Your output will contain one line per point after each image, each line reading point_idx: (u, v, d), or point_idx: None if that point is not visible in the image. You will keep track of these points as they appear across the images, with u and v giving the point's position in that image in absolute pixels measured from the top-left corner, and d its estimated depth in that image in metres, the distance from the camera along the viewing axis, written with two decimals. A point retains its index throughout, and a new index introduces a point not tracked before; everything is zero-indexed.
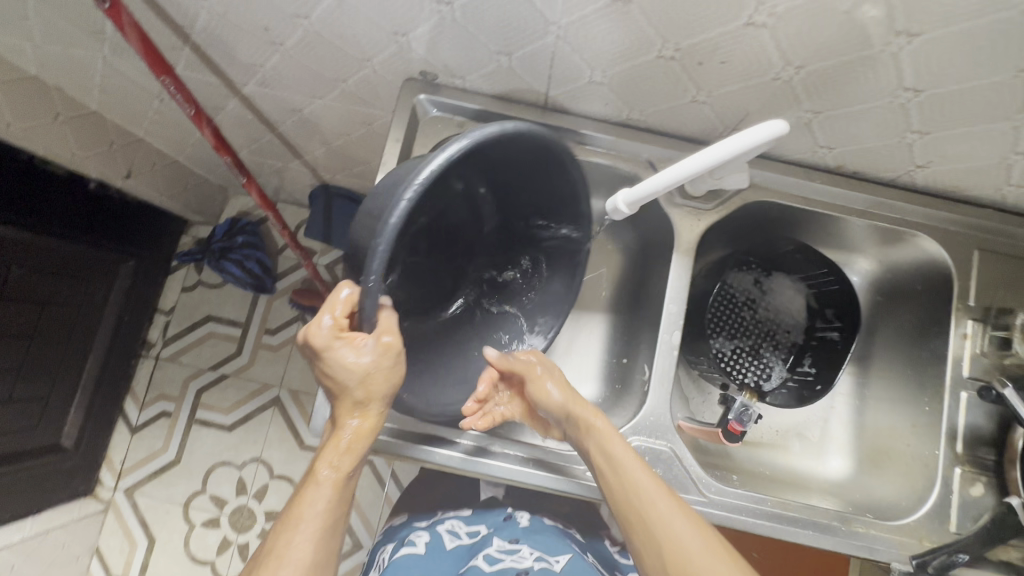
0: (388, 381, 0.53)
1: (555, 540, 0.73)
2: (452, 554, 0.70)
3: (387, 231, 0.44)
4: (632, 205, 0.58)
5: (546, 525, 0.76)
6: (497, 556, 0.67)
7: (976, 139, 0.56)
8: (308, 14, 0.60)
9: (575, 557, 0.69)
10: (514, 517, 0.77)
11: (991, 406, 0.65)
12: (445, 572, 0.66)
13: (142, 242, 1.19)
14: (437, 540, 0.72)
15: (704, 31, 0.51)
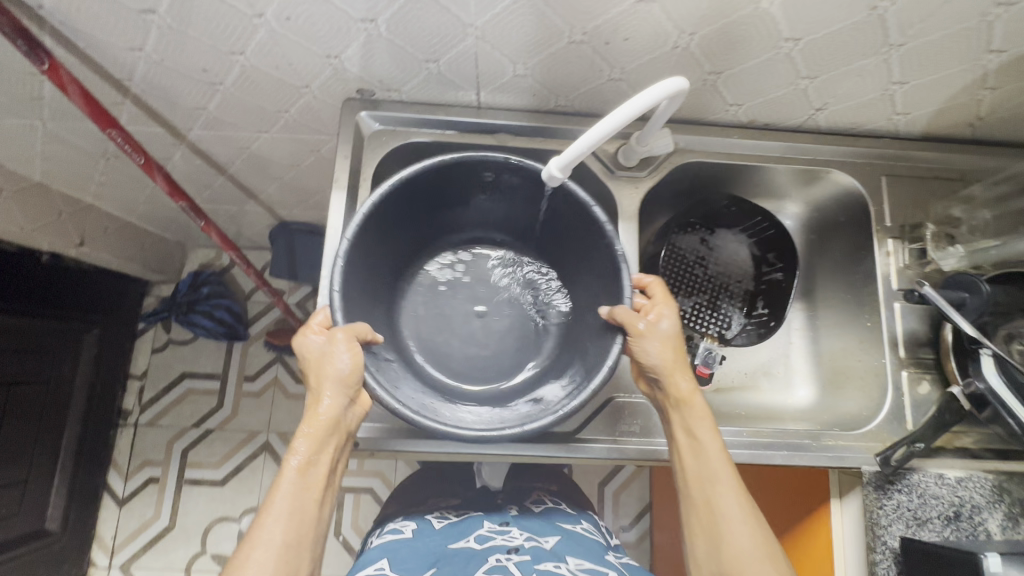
0: (341, 365, 0.57)
1: (544, 525, 0.79)
2: (439, 531, 0.76)
3: (339, 260, 0.59)
4: (564, 169, 0.59)
5: (535, 513, 0.83)
6: (487, 535, 0.74)
7: (858, 74, 0.64)
8: (241, 50, 0.63)
9: (565, 538, 0.75)
10: (503, 508, 0.84)
11: (923, 311, 0.72)
12: (434, 544, 0.72)
13: (98, 311, 1.32)
14: (424, 525, 0.78)
15: (605, 13, 0.55)
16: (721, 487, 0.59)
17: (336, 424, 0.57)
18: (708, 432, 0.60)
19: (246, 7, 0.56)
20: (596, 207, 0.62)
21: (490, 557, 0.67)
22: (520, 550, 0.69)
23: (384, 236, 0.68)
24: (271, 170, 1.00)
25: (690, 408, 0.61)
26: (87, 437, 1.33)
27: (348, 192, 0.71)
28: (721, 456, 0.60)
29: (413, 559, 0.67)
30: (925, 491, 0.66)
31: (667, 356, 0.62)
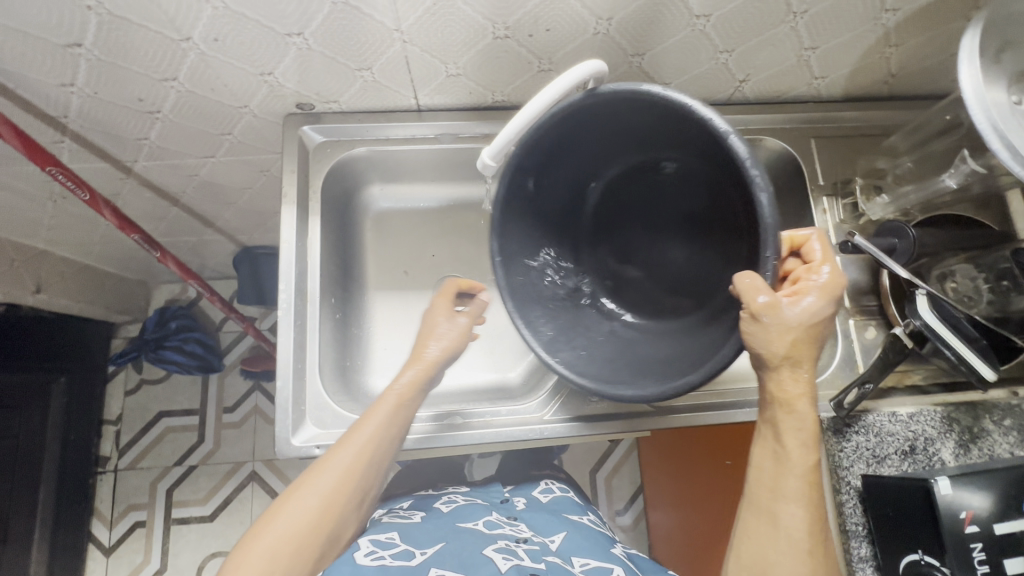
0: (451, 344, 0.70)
1: (550, 520, 0.79)
2: (448, 514, 0.76)
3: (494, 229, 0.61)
4: (496, 156, 0.60)
5: (539, 509, 0.82)
6: (497, 523, 0.74)
7: (771, 43, 0.67)
8: (174, 76, 0.64)
9: (572, 533, 0.75)
10: (510, 500, 0.85)
11: (861, 261, 0.76)
12: (443, 522, 0.73)
13: (63, 359, 1.29)
14: (433, 510, 0.78)
15: (524, 6, 0.57)
16: (788, 499, 0.54)
17: (429, 383, 0.68)
18: (799, 447, 0.54)
19: (173, 32, 0.57)
20: (735, 139, 0.49)
21: (498, 539, 0.68)
22: (529, 540, 0.70)
23: (539, 195, 0.64)
24: (224, 195, 1.00)
25: (790, 416, 0.54)
26: (65, 489, 1.30)
27: (298, 206, 0.72)
28: (806, 475, 0.54)
29: (424, 536, 0.68)
30: (881, 429, 0.69)
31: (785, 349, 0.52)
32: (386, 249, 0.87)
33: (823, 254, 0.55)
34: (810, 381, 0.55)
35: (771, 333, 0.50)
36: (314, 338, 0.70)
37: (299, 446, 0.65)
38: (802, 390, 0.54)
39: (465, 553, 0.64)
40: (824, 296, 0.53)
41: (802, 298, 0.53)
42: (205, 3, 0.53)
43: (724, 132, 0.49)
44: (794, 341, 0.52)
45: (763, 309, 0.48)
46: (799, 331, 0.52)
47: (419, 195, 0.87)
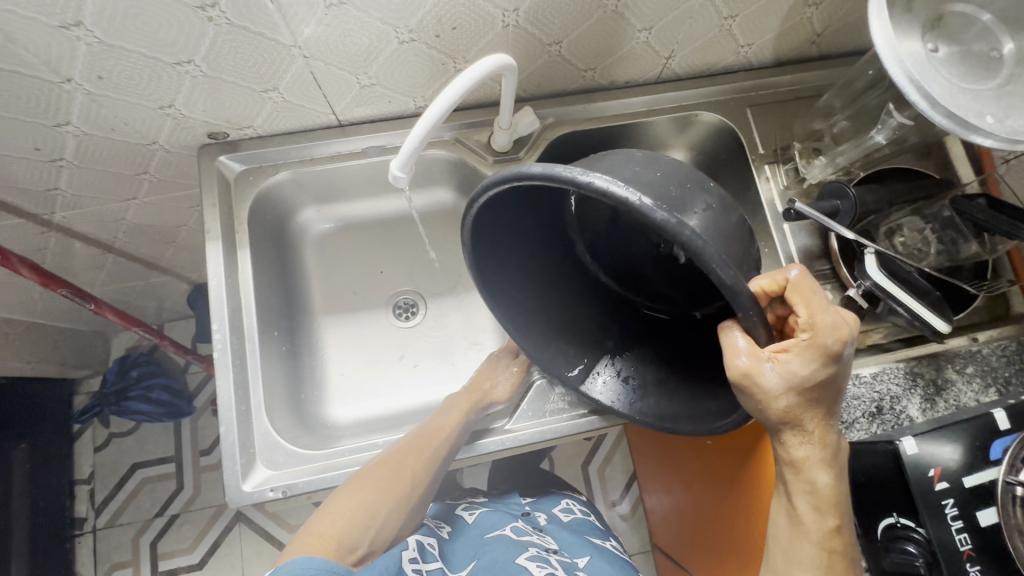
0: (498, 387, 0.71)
1: (573, 540, 0.76)
2: (475, 526, 0.75)
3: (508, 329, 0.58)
4: (405, 166, 0.57)
5: (562, 526, 0.80)
6: (524, 531, 0.74)
7: (689, 16, 0.66)
8: (68, 120, 0.60)
9: (595, 558, 0.73)
10: (532, 514, 0.82)
11: (811, 226, 0.75)
12: (473, 535, 0.72)
13: (21, 424, 1.24)
14: (459, 522, 0.76)
15: (423, 6, 0.55)
16: (802, 565, 0.54)
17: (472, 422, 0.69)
18: (811, 512, 0.53)
19: (51, 75, 0.53)
20: (649, 206, 0.36)
21: (529, 547, 0.68)
22: (558, 551, 0.70)
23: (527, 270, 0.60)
24: (160, 235, 0.96)
25: (800, 480, 0.53)
26: (40, 558, 1.24)
27: (224, 240, 0.68)
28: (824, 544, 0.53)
29: (457, 555, 0.69)
30: (847, 394, 0.68)
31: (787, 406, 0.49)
32: (331, 271, 0.84)
33: (809, 301, 0.49)
34: (821, 440, 0.53)
35: (759, 398, 0.48)
36: (257, 377, 0.67)
37: (252, 491, 0.62)
38: (810, 453, 0.53)
39: (498, 568, 0.64)
40: (820, 355, 0.48)
41: (791, 356, 0.48)
42: (76, 39, 0.50)
43: (634, 203, 0.36)
44: (792, 403, 0.50)
45: (742, 377, 0.47)
46: (793, 393, 0.49)
47: (358, 211, 0.84)
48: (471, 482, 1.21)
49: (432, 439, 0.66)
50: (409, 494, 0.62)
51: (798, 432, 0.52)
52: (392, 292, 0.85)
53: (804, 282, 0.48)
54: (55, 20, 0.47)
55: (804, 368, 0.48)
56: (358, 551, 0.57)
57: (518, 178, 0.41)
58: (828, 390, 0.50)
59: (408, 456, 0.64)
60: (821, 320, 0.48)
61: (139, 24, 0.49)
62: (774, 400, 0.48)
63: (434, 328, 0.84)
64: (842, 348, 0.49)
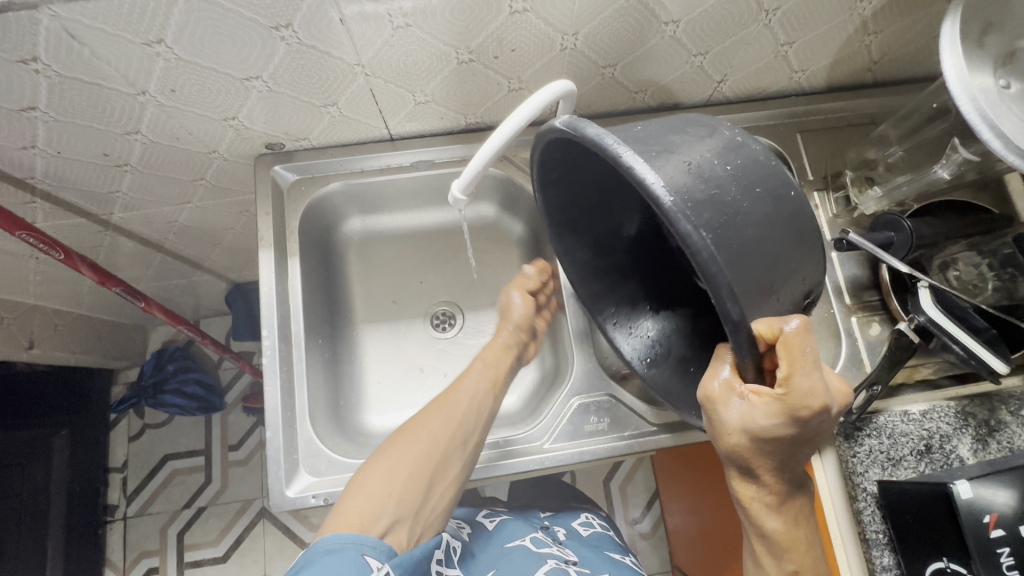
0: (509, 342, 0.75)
1: (593, 552, 0.77)
2: (495, 534, 0.76)
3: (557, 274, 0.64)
4: (467, 190, 0.58)
5: (581, 538, 0.80)
6: (543, 541, 0.75)
7: (745, 43, 0.65)
8: (137, 129, 0.62)
9: (615, 568, 0.73)
10: (551, 528, 0.81)
11: (859, 256, 0.74)
12: (494, 547, 0.73)
13: (63, 412, 1.28)
14: (479, 527, 0.77)
15: (485, 29, 0.55)
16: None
17: (493, 394, 0.71)
18: (766, 554, 0.54)
19: (128, 87, 0.55)
20: (675, 213, 0.38)
21: (548, 559, 0.69)
22: (578, 562, 0.71)
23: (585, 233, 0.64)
24: (208, 237, 0.99)
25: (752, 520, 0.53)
26: (74, 543, 1.28)
27: (276, 248, 0.70)
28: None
29: (479, 561, 0.70)
30: (894, 430, 0.66)
31: (750, 446, 0.48)
32: (372, 280, 0.85)
33: (795, 359, 0.44)
34: (775, 488, 0.51)
35: (717, 429, 0.49)
36: (302, 384, 0.68)
37: (293, 497, 0.63)
38: (756, 494, 0.51)
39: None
40: (787, 411, 0.45)
41: (760, 406, 0.46)
42: (155, 55, 0.51)
43: (665, 204, 0.38)
44: (749, 446, 0.48)
45: (705, 399, 0.48)
46: (748, 437, 0.47)
47: (402, 223, 0.85)
48: (494, 491, 1.22)
49: (460, 407, 0.68)
50: (432, 467, 0.63)
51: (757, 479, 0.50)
52: (431, 302, 0.86)
53: (796, 339, 0.43)
54: (139, 37, 0.49)
55: (776, 421, 0.45)
56: (381, 522, 0.57)
57: (574, 136, 0.44)
58: (792, 446, 0.48)
59: (431, 427, 0.65)
60: (800, 381, 0.44)
61: (215, 41, 0.51)
62: (733, 437, 0.48)
63: (471, 339, 0.84)
64: (815, 413, 0.45)
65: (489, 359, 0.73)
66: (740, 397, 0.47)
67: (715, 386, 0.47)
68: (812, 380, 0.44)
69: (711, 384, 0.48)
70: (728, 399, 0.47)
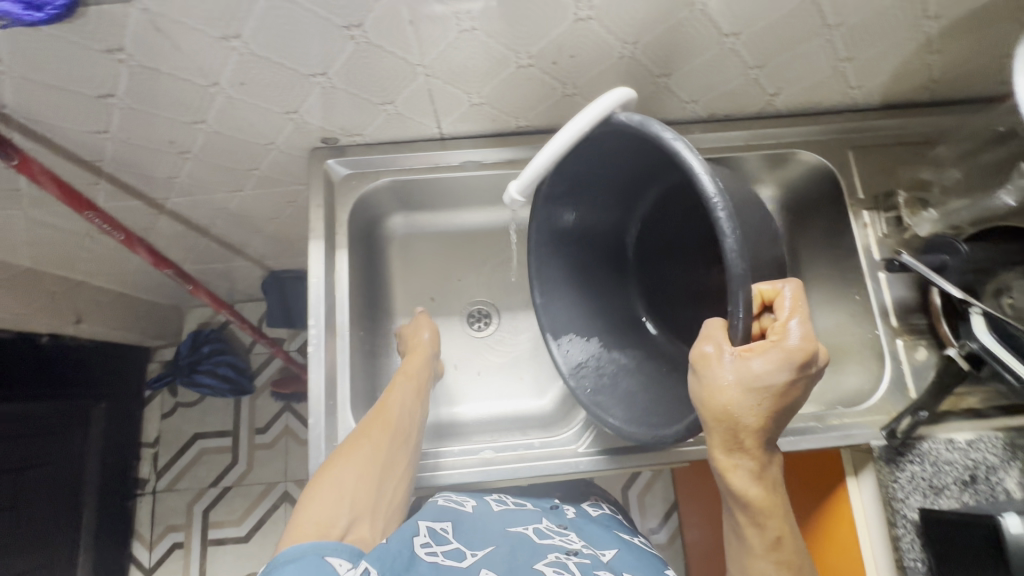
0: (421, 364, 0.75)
1: (601, 535, 0.74)
2: (500, 515, 0.69)
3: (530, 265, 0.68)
4: (525, 190, 0.62)
5: (592, 519, 0.78)
6: (546, 533, 0.67)
7: (804, 57, 0.65)
8: (203, 118, 0.64)
9: (623, 552, 0.70)
10: (560, 508, 0.78)
11: (908, 277, 0.73)
12: (495, 526, 0.66)
13: (103, 386, 1.33)
14: (484, 503, 0.71)
15: (547, 35, 0.56)
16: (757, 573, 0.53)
17: (415, 400, 0.71)
18: (751, 529, 0.52)
19: (200, 78, 0.57)
20: (704, 176, 0.46)
21: (548, 553, 0.62)
22: (580, 553, 0.64)
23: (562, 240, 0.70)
24: (252, 225, 1.01)
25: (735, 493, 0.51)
26: (107, 512, 1.32)
27: (325, 240, 0.72)
28: (769, 558, 0.52)
29: (474, 536, 0.63)
30: (937, 458, 0.65)
31: (742, 404, 0.47)
32: (412, 275, 0.86)
33: (793, 312, 0.50)
34: (759, 453, 0.50)
35: (706, 388, 0.49)
36: (345, 373, 0.70)
37: None
38: (743, 463, 0.50)
39: (514, 567, 0.58)
40: (783, 361, 0.47)
41: (753, 358, 0.47)
42: (230, 49, 0.53)
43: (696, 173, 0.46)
44: (742, 403, 0.47)
45: (698, 358, 0.49)
46: (744, 395, 0.47)
47: (445, 221, 0.86)
48: None
49: (387, 413, 0.67)
50: (382, 468, 0.64)
51: (740, 446, 0.49)
52: (468, 300, 0.87)
53: (798, 292, 0.50)
54: (217, 32, 0.51)
55: (768, 370, 0.47)
56: (340, 524, 0.59)
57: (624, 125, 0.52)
58: (780, 403, 0.48)
59: (373, 435, 0.64)
60: (794, 331, 0.48)
61: (287, 38, 0.53)
62: (723, 393, 0.48)
63: (505, 339, 0.85)
64: (806, 363, 0.47)
65: (408, 368, 0.73)
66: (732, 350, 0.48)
67: (706, 342, 0.49)
68: (804, 334, 0.48)
69: (704, 342, 0.49)
70: (720, 356, 0.48)
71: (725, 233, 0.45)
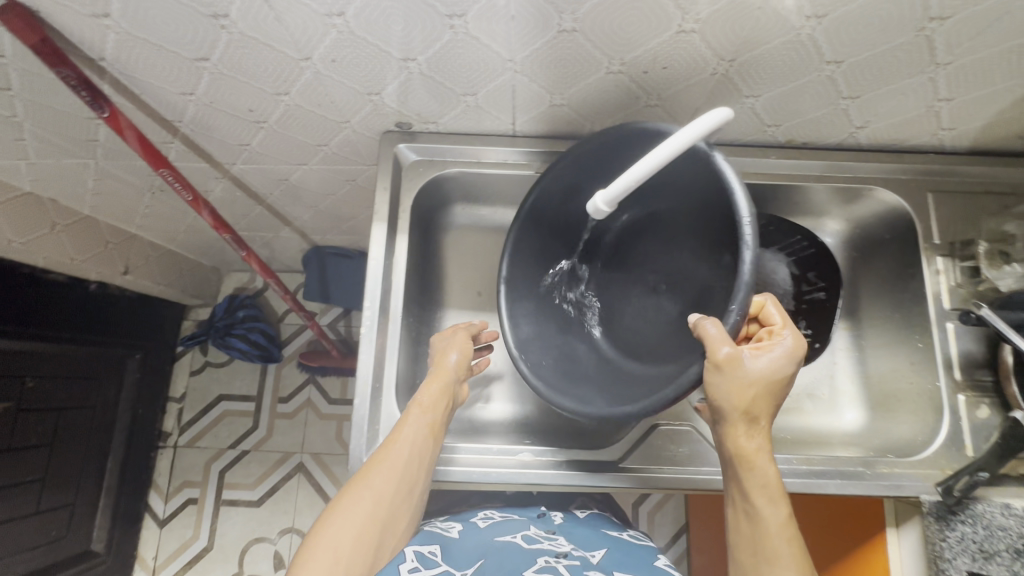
0: (442, 394, 0.66)
1: (590, 536, 0.73)
2: (488, 530, 0.70)
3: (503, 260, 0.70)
4: (610, 202, 0.59)
5: (580, 522, 0.77)
6: (535, 538, 0.68)
7: (902, 93, 0.62)
8: (286, 90, 0.65)
9: (611, 551, 0.68)
10: (547, 515, 0.78)
11: (978, 331, 0.70)
12: (482, 541, 0.66)
13: (142, 337, 1.36)
14: (470, 525, 0.71)
15: (645, 44, 0.55)
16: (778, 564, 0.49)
17: (427, 443, 0.63)
18: (766, 506, 0.51)
19: (295, 51, 0.57)
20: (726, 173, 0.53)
21: (538, 558, 0.61)
22: (569, 555, 0.64)
23: (544, 248, 0.72)
24: (306, 198, 1.02)
25: (754, 469, 0.51)
26: (131, 460, 1.35)
27: (388, 223, 0.73)
28: (782, 539, 0.50)
29: (460, 555, 0.62)
30: (991, 522, 0.61)
31: (764, 388, 0.51)
32: (463, 267, 0.86)
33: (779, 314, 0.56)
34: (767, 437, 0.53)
35: (733, 380, 0.50)
36: (394, 357, 0.70)
37: None
38: (761, 444, 0.52)
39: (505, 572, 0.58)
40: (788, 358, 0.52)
41: (761, 350, 0.52)
42: (331, 26, 0.54)
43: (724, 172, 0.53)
44: (758, 390, 0.51)
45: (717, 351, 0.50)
46: (763, 385, 0.51)
47: (499, 217, 0.86)
48: None
49: (390, 463, 0.60)
50: (383, 523, 0.58)
51: (754, 425, 0.52)
52: None
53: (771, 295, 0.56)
54: (323, 8, 0.52)
55: (783, 365, 0.51)
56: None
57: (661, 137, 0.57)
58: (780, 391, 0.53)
59: (376, 482, 0.59)
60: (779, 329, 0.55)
61: (388, 21, 0.53)
62: (750, 379, 0.50)
63: None
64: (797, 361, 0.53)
65: (425, 401, 0.64)
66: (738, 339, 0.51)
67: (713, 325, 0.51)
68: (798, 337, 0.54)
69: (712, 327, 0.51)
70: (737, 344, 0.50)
71: (744, 246, 0.50)
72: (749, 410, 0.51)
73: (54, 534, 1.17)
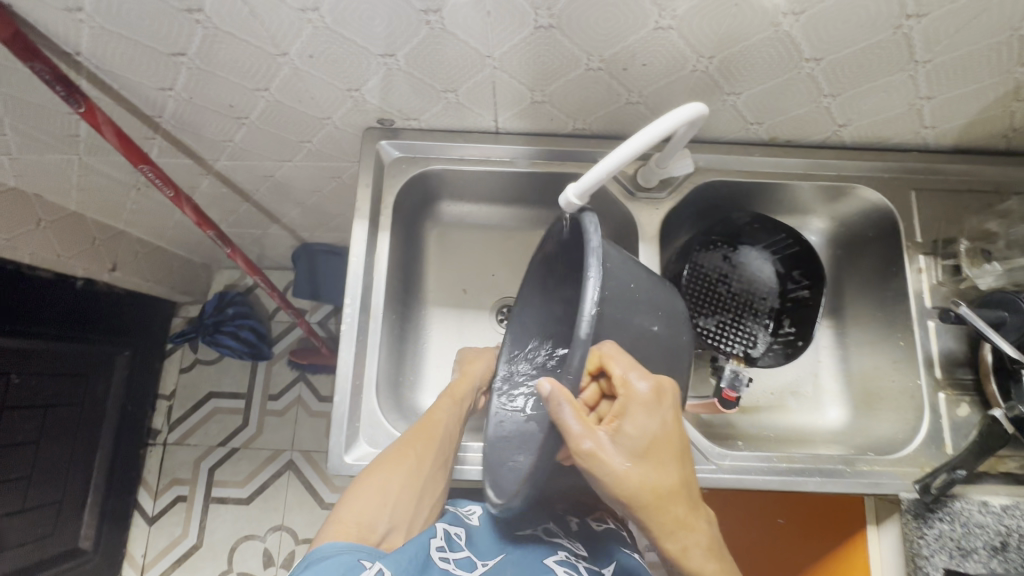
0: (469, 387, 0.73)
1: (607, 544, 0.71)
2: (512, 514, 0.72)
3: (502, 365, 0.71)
4: (583, 195, 0.58)
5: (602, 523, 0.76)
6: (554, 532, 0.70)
7: (884, 91, 0.62)
8: (266, 86, 0.64)
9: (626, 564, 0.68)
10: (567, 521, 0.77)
11: (959, 329, 0.70)
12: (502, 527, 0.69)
13: (130, 333, 1.35)
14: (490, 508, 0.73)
15: (623, 40, 0.55)
16: None
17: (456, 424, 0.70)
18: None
19: (272, 47, 0.57)
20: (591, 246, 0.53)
21: (557, 550, 0.65)
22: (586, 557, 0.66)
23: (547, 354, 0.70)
24: (293, 195, 1.02)
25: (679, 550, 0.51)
26: (119, 457, 1.35)
27: (370, 221, 0.72)
28: None
29: (481, 544, 0.65)
30: (969, 520, 0.63)
31: (640, 465, 0.50)
32: (447, 265, 0.86)
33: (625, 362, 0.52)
34: (681, 507, 0.51)
35: (610, 476, 0.49)
36: (374, 354, 0.70)
37: (350, 463, 0.66)
38: (675, 522, 0.51)
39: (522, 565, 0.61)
40: (647, 410, 0.51)
41: (622, 424, 0.51)
42: (307, 21, 0.54)
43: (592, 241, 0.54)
44: (641, 473, 0.50)
45: (586, 456, 0.49)
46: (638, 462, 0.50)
47: (483, 215, 0.86)
48: None
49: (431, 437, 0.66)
50: (421, 488, 0.63)
51: (660, 511, 0.50)
52: (500, 298, 0.87)
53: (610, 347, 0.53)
54: (298, 3, 0.51)
55: (648, 432, 0.50)
56: (380, 530, 0.59)
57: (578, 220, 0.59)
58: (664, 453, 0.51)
59: (419, 450, 0.64)
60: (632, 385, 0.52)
61: (364, 17, 0.53)
62: (625, 466, 0.50)
63: None
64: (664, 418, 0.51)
65: (456, 391, 0.72)
66: (595, 432, 0.50)
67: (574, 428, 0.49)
68: (647, 376, 0.52)
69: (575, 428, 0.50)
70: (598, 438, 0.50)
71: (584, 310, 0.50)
72: (645, 495, 0.50)
73: (41, 532, 1.16)
